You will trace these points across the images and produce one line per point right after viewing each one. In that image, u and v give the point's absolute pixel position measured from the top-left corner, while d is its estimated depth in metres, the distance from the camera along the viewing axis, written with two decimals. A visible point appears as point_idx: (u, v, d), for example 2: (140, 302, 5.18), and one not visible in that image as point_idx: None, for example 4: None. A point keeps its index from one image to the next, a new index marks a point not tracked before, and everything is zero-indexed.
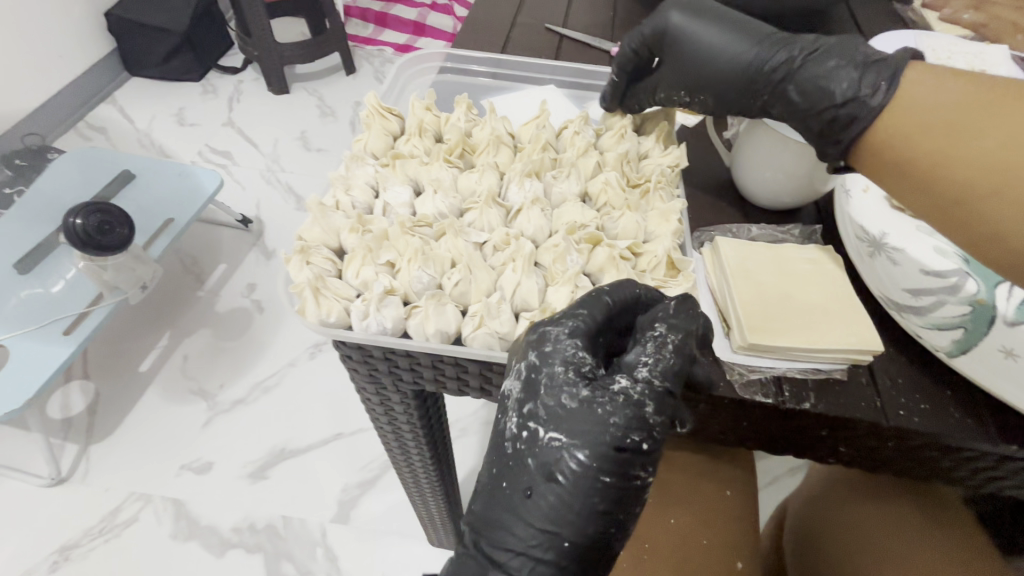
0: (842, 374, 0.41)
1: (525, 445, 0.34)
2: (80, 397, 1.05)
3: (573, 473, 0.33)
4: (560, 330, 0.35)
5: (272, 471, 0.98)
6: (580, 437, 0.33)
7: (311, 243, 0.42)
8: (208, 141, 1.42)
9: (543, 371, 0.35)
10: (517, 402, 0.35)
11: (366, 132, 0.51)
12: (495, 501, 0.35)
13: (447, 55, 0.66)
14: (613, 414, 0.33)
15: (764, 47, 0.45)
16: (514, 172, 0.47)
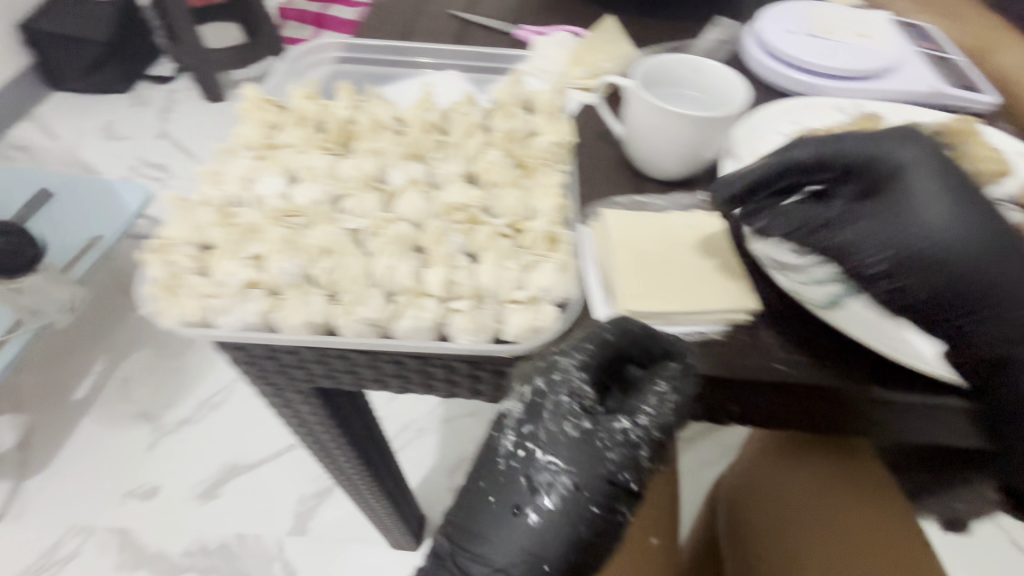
0: (720, 335, 0.41)
1: (517, 465, 0.32)
2: (10, 432, 0.98)
3: (561, 500, 0.30)
4: (571, 360, 0.34)
5: (222, 490, 0.95)
6: (577, 464, 0.31)
7: (174, 242, 0.40)
8: (141, 154, 1.33)
9: (548, 398, 0.33)
10: (519, 420, 0.33)
11: (244, 124, 0.49)
12: (473, 512, 0.32)
13: (344, 45, 0.64)
14: (610, 451, 0.31)
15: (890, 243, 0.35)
16: (393, 155, 0.46)
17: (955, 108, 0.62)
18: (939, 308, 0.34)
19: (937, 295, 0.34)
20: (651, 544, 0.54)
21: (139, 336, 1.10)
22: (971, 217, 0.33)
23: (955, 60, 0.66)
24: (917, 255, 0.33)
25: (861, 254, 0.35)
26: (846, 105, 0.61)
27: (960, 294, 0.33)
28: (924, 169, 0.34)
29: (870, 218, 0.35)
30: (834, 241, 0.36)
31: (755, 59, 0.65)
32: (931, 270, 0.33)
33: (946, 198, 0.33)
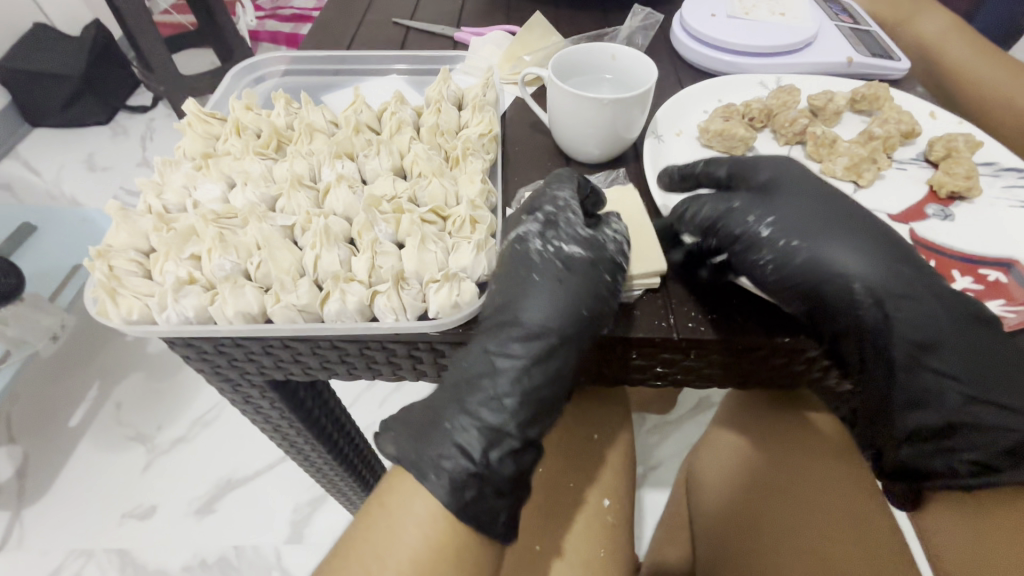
0: (637, 300, 0.44)
1: (541, 266, 0.41)
2: (8, 463, 0.90)
3: (585, 273, 0.40)
4: (565, 185, 0.45)
5: (220, 505, 0.86)
6: (591, 248, 0.41)
7: (117, 249, 0.43)
8: (123, 183, 1.29)
9: (556, 210, 0.43)
10: (539, 229, 0.42)
11: (185, 138, 0.53)
12: (514, 296, 0.40)
13: (289, 59, 0.67)
14: (612, 240, 0.42)
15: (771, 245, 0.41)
16: (323, 155, 0.49)
17: (874, 77, 0.65)
18: (813, 278, 0.39)
19: (814, 262, 0.40)
20: (607, 507, 0.54)
21: (133, 358, 1.01)
22: (841, 215, 0.42)
23: (871, 31, 0.69)
24: (796, 231, 0.41)
25: (750, 219, 0.41)
26: (769, 80, 0.63)
27: (831, 261, 0.40)
28: (808, 177, 0.44)
29: (762, 199, 0.43)
30: (728, 215, 0.42)
31: (683, 43, 0.68)
32: (806, 246, 0.40)
33: (856, 241, 0.41)
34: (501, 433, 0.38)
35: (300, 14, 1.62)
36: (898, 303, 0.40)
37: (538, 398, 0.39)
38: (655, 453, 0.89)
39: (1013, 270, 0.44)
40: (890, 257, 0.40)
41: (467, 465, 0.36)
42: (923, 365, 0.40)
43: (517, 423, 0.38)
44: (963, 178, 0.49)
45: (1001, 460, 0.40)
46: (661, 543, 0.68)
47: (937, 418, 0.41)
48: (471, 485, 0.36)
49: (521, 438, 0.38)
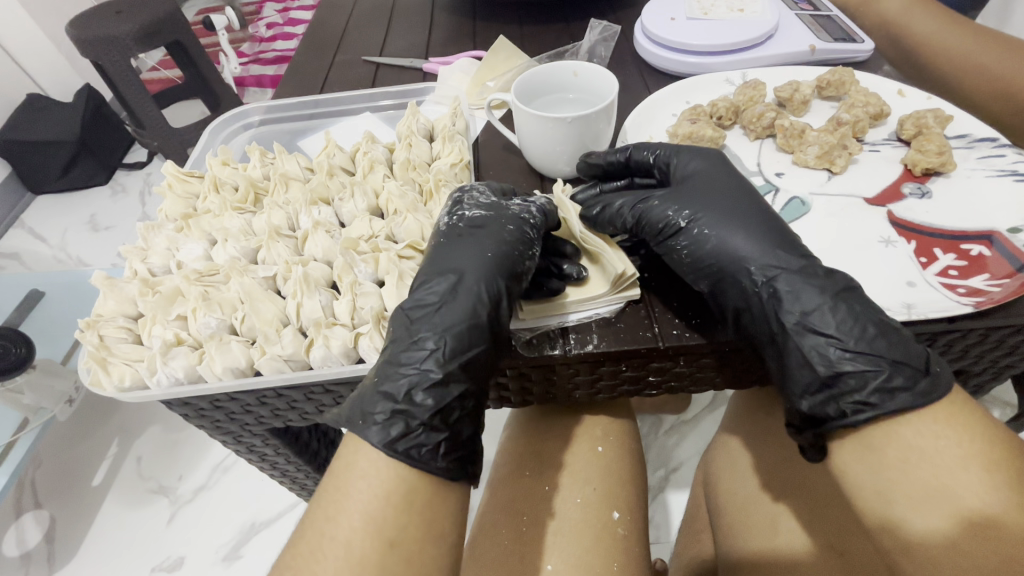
0: (618, 314, 0.43)
1: (451, 231, 0.45)
2: (36, 528, 0.91)
3: (484, 232, 0.44)
4: (474, 183, 0.50)
5: (245, 550, 0.86)
6: (492, 211, 0.45)
7: (107, 317, 0.44)
8: (124, 240, 1.30)
9: (464, 193, 0.47)
10: (450, 209, 0.46)
11: (165, 201, 0.54)
12: (422, 283, 0.42)
13: (264, 108, 0.69)
14: (520, 206, 0.46)
15: (688, 229, 0.44)
16: (300, 203, 0.50)
17: (840, 61, 0.65)
18: (722, 261, 0.42)
19: (723, 244, 0.43)
20: (616, 520, 0.54)
21: (149, 412, 1.03)
22: (753, 205, 0.45)
23: (834, 15, 0.69)
24: (709, 220, 0.44)
25: (670, 212, 0.44)
26: (736, 77, 0.64)
27: (733, 246, 0.42)
28: (717, 172, 0.47)
29: (683, 193, 0.46)
30: (647, 205, 0.45)
31: (647, 50, 0.68)
32: (718, 230, 0.43)
33: (758, 210, 0.45)
34: (424, 370, 0.38)
35: (283, 56, 1.65)
36: (785, 279, 0.41)
37: (458, 337, 0.39)
38: (675, 455, 0.87)
39: (994, 242, 0.44)
40: (775, 224, 0.44)
41: (393, 405, 0.37)
42: (805, 328, 0.39)
43: (438, 360, 0.39)
44: (936, 154, 0.49)
45: (876, 398, 0.36)
46: (684, 542, 0.68)
47: (816, 371, 0.38)
48: (398, 423, 0.37)
49: (441, 373, 0.38)
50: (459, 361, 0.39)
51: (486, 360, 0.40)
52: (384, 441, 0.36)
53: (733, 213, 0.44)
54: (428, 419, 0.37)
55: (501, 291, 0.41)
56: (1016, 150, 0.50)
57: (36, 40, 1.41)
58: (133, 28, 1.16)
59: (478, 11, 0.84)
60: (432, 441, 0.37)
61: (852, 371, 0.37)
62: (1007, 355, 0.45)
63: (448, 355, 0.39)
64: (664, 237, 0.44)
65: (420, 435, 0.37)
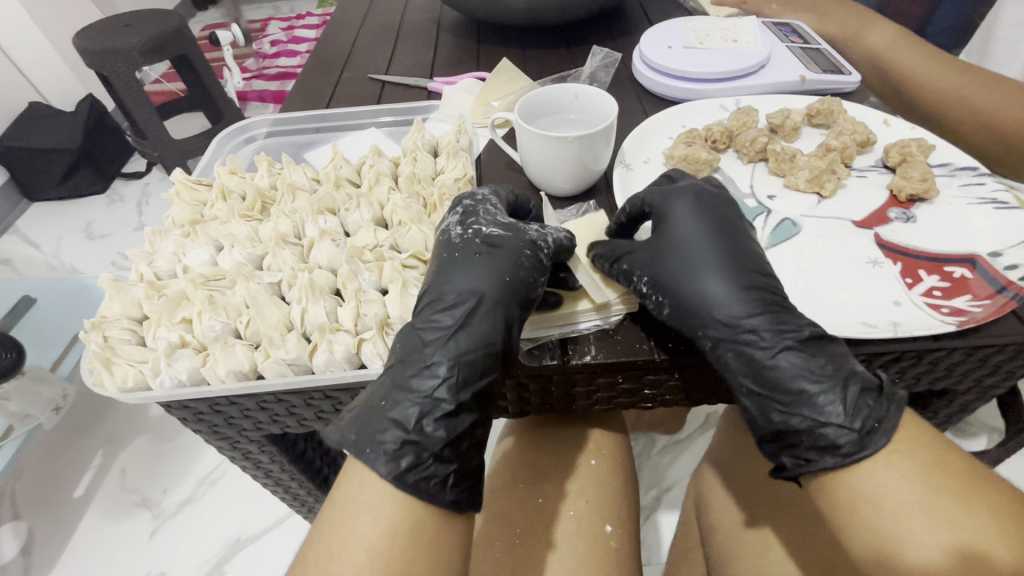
0: (616, 325, 0.45)
1: (466, 245, 0.45)
2: (13, 539, 0.89)
3: (502, 255, 0.44)
4: (485, 192, 0.50)
5: (229, 567, 0.84)
6: (510, 232, 0.45)
7: (111, 319, 0.45)
8: (120, 248, 1.31)
9: (479, 207, 0.48)
10: (463, 224, 0.46)
11: (173, 207, 0.55)
12: (436, 306, 0.42)
13: (271, 121, 0.70)
14: (536, 229, 0.46)
15: (664, 295, 0.43)
16: (307, 213, 0.51)
17: (829, 91, 0.68)
18: (690, 330, 0.42)
19: (698, 311, 0.42)
20: (608, 533, 0.54)
21: (136, 422, 1.02)
22: (732, 250, 0.45)
23: (822, 48, 0.73)
24: (691, 271, 0.44)
25: (645, 275, 0.44)
26: (729, 103, 0.66)
27: (699, 302, 0.42)
28: (702, 222, 0.46)
29: (664, 253, 0.45)
30: (628, 268, 0.44)
31: (644, 75, 0.71)
32: (692, 298, 0.43)
33: (738, 274, 0.43)
34: (436, 399, 0.39)
35: (287, 72, 1.68)
36: (742, 354, 0.41)
37: (471, 366, 0.40)
38: (668, 475, 0.87)
39: (977, 265, 0.46)
40: (745, 284, 0.43)
41: (403, 435, 0.37)
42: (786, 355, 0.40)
43: (449, 389, 0.39)
44: (920, 181, 0.51)
45: (812, 454, 0.39)
46: (677, 561, 0.68)
47: (762, 425, 0.41)
48: (409, 454, 0.37)
49: (453, 404, 0.39)
50: (469, 391, 0.40)
51: (494, 387, 0.41)
52: (393, 473, 0.37)
53: (713, 278, 0.43)
54: (437, 450, 0.38)
55: (514, 317, 0.41)
56: (995, 179, 0.52)
57: (42, 50, 1.43)
58: (140, 42, 1.18)
59: (482, 35, 0.87)
60: (442, 472, 0.38)
61: (790, 430, 0.40)
62: (990, 374, 0.47)
63: (459, 385, 0.39)
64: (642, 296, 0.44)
65: (430, 466, 0.38)
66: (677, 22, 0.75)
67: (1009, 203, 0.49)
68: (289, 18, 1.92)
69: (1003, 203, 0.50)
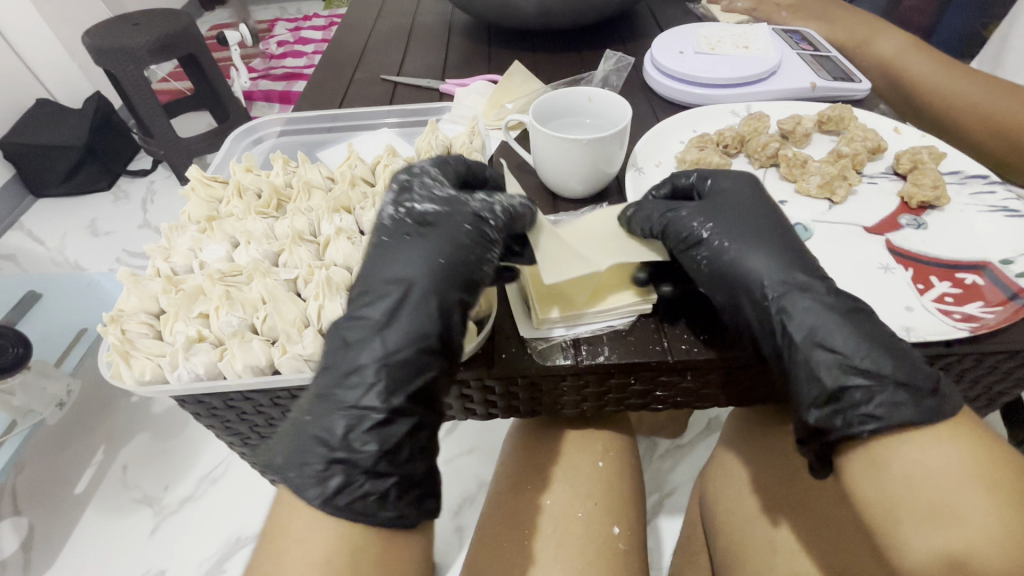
0: (629, 325, 0.45)
1: (398, 227, 0.44)
2: (14, 535, 0.89)
3: (437, 234, 0.43)
4: (425, 161, 0.48)
5: (229, 565, 0.84)
6: (445, 208, 0.44)
7: (129, 312, 0.45)
8: (125, 246, 1.31)
9: (414, 177, 0.46)
10: (398, 197, 0.45)
11: (189, 203, 0.56)
12: (366, 298, 0.41)
13: (285, 119, 0.71)
14: (478, 202, 0.45)
15: (709, 241, 0.44)
16: (322, 211, 0.51)
17: (839, 98, 0.69)
18: (733, 281, 0.43)
19: (741, 265, 0.43)
20: (616, 535, 0.54)
21: (139, 419, 1.02)
22: (776, 219, 0.46)
23: (832, 56, 0.73)
24: (733, 235, 0.44)
25: (695, 224, 0.44)
26: (740, 109, 0.67)
27: (735, 265, 0.43)
28: (749, 190, 0.47)
29: (713, 211, 0.46)
30: (676, 214, 0.45)
31: (656, 80, 0.71)
32: (738, 250, 0.43)
33: (782, 239, 0.44)
34: (363, 411, 0.38)
35: (294, 72, 1.69)
36: (794, 299, 0.41)
37: (402, 366, 0.39)
38: (670, 479, 0.87)
39: (987, 272, 0.46)
40: (789, 247, 0.44)
41: (327, 454, 0.37)
42: (815, 344, 0.39)
43: (379, 394, 0.38)
44: (931, 188, 0.52)
45: (883, 410, 0.37)
46: (680, 564, 0.68)
47: (825, 384, 0.38)
48: (338, 475, 0.37)
49: (383, 412, 0.38)
50: (402, 394, 0.39)
51: (435, 384, 0.41)
52: (322, 497, 0.36)
53: (761, 238, 0.44)
54: (371, 467, 0.37)
55: (451, 305, 0.41)
56: (1005, 188, 0.52)
57: (51, 47, 1.43)
58: (149, 41, 1.19)
59: (492, 38, 0.87)
60: (379, 489, 0.38)
61: (857, 386, 0.37)
62: (1000, 381, 0.47)
63: (391, 388, 0.39)
64: (688, 245, 0.45)
65: (365, 484, 0.37)
66: (689, 28, 0.76)
67: (1019, 211, 0.50)
68: (296, 19, 1.93)
69: (1014, 212, 0.50)
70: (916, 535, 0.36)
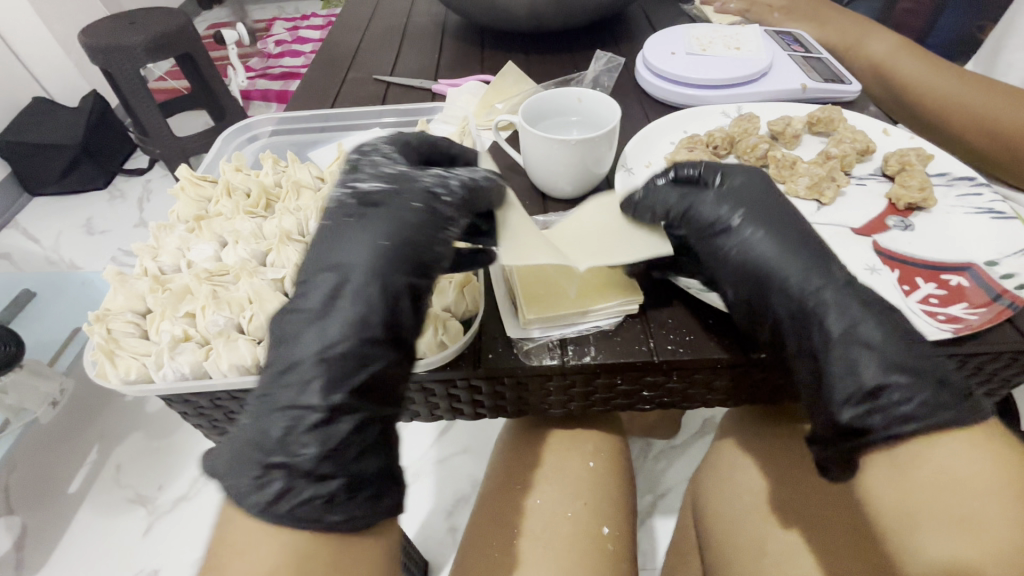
0: (615, 326, 0.45)
1: (340, 209, 0.40)
2: (6, 534, 0.89)
3: (384, 213, 0.40)
4: (379, 139, 0.46)
5: None
6: (395, 186, 0.41)
7: (115, 312, 0.45)
8: (121, 245, 1.31)
9: (363, 157, 0.43)
10: (346, 179, 0.42)
11: (178, 202, 0.56)
12: (305, 292, 0.39)
13: (277, 119, 0.71)
14: (430, 179, 0.42)
15: (719, 236, 0.44)
16: (311, 210, 0.51)
17: (829, 100, 0.69)
18: (744, 280, 0.43)
19: (750, 263, 0.43)
20: (606, 535, 0.54)
21: (133, 419, 1.01)
22: (785, 218, 0.44)
23: (823, 58, 0.74)
24: (765, 220, 0.44)
25: (710, 218, 0.45)
26: (731, 109, 0.67)
27: (763, 254, 0.43)
28: (760, 186, 0.46)
29: (726, 205, 0.45)
30: (690, 211, 0.45)
31: (647, 81, 0.72)
32: (750, 247, 0.43)
33: (792, 238, 0.43)
34: (299, 411, 0.37)
35: (290, 71, 1.68)
36: (808, 301, 0.41)
37: (341, 362, 0.37)
38: (664, 480, 0.87)
39: (971, 273, 0.46)
40: (799, 248, 0.43)
41: (264, 459, 0.36)
42: (834, 347, 0.40)
43: (319, 392, 0.37)
44: (917, 190, 0.52)
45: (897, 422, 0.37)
46: (673, 564, 0.68)
47: (843, 389, 0.39)
48: (276, 481, 0.36)
49: (321, 408, 0.36)
50: (345, 388, 0.37)
51: (380, 379, 0.39)
52: (261, 504, 0.35)
53: (772, 237, 0.43)
54: (311, 470, 0.36)
55: (398, 291, 0.39)
56: (992, 189, 0.53)
57: (46, 45, 1.43)
58: (144, 39, 1.19)
59: (485, 39, 0.88)
60: (321, 492, 0.36)
61: (878, 392, 0.37)
62: (986, 383, 0.47)
63: (333, 383, 0.37)
64: (700, 241, 0.46)
65: (305, 489, 0.36)
66: (680, 29, 0.76)
67: (1006, 213, 0.50)
68: (292, 18, 1.93)
69: (1000, 213, 0.50)
70: (935, 541, 0.35)
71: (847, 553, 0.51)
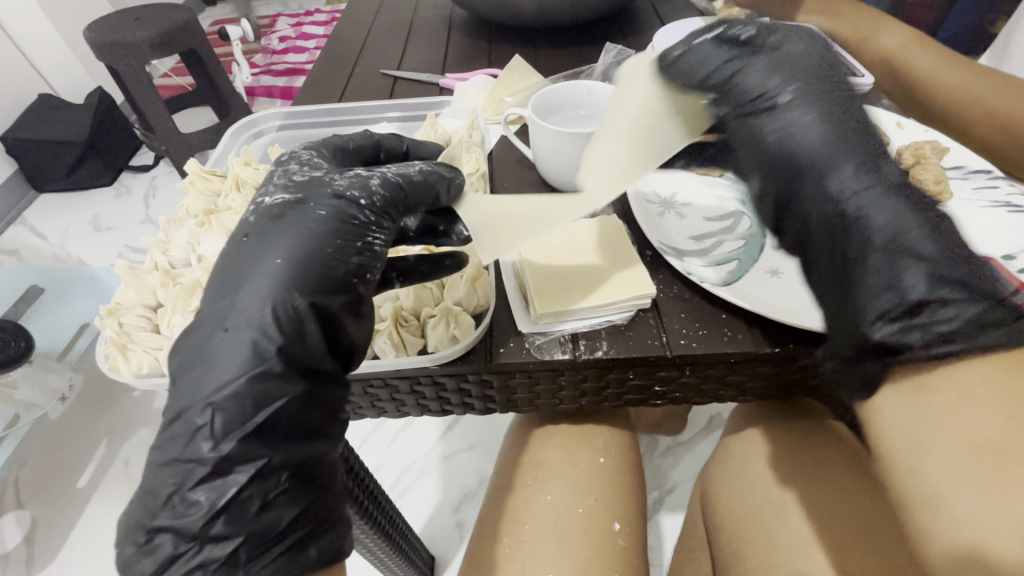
0: (628, 320, 0.45)
1: (245, 226, 0.38)
2: (16, 529, 0.89)
3: (288, 224, 0.37)
4: (299, 146, 0.44)
5: None
6: (302, 196, 0.39)
7: (126, 306, 0.45)
8: (127, 241, 1.31)
9: (282, 168, 0.42)
10: (261, 192, 0.40)
11: (188, 197, 0.56)
12: (199, 328, 0.36)
13: (284, 114, 0.70)
14: (342, 185, 0.39)
15: (766, 109, 0.37)
16: None
17: None
18: (785, 164, 0.37)
19: (797, 145, 0.36)
20: (616, 531, 0.54)
21: (141, 415, 1.02)
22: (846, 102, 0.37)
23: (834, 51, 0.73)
24: (820, 99, 0.37)
25: (756, 88, 0.37)
26: None
27: (821, 133, 0.36)
28: (819, 58, 0.39)
29: (783, 71, 0.38)
30: (735, 73, 0.38)
31: None
32: (803, 124, 0.36)
33: (854, 125, 0.37)
34: (188, 466, 0.33)
35: (295, 68, 1.68)
36: (863, 198, 0.34)
37: (235, 401, 0.33)
38: (670, 477, 0.87)
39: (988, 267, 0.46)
40: (857, 137, 0.36)
41: (153, 523, 0.33)
42: (899, 251, 0.33)
43: (208, 437, 0.33)
44: (931, 183, 0.52)
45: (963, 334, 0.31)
46: (680, 561, 0.67)
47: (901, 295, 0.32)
48: (169, 541, 0.33)
49: (212, 450, 0.33)
50: (236, 436, 0.33)
51: (283, 415, 0.34)
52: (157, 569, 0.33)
53: (829, 118, 0.36)
54: (201, 532, 0.33)
55: (299, 310, 0.35)
56: (1008, 183, 0.52)
57: (53, 41, 1.43)
58: (150, 35, 1.19)
59: (492, 33, 0.87)
60: (220, 553, 0.33)
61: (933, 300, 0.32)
62: None
63: (223, 430, 0.33)
64: (745, 108, 0.38)
65: (204, 549, 0.33)
66: (689, 23, 0.75)
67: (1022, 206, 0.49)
68: (297, 14, 1.93)
69: (1016, 207, 0.50)
70: (951, 475, 0.29)
71: (862, 546, 0.50)
